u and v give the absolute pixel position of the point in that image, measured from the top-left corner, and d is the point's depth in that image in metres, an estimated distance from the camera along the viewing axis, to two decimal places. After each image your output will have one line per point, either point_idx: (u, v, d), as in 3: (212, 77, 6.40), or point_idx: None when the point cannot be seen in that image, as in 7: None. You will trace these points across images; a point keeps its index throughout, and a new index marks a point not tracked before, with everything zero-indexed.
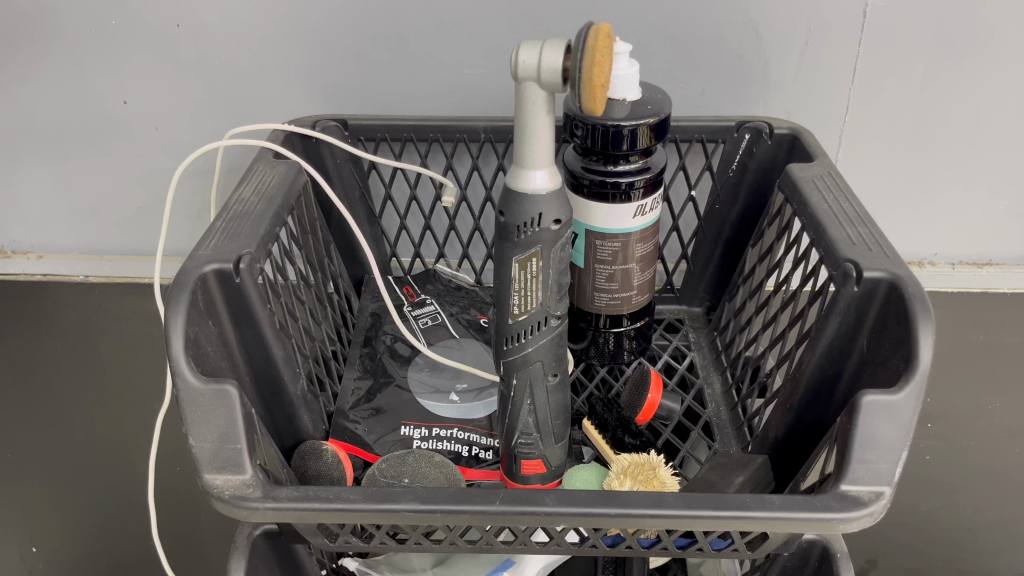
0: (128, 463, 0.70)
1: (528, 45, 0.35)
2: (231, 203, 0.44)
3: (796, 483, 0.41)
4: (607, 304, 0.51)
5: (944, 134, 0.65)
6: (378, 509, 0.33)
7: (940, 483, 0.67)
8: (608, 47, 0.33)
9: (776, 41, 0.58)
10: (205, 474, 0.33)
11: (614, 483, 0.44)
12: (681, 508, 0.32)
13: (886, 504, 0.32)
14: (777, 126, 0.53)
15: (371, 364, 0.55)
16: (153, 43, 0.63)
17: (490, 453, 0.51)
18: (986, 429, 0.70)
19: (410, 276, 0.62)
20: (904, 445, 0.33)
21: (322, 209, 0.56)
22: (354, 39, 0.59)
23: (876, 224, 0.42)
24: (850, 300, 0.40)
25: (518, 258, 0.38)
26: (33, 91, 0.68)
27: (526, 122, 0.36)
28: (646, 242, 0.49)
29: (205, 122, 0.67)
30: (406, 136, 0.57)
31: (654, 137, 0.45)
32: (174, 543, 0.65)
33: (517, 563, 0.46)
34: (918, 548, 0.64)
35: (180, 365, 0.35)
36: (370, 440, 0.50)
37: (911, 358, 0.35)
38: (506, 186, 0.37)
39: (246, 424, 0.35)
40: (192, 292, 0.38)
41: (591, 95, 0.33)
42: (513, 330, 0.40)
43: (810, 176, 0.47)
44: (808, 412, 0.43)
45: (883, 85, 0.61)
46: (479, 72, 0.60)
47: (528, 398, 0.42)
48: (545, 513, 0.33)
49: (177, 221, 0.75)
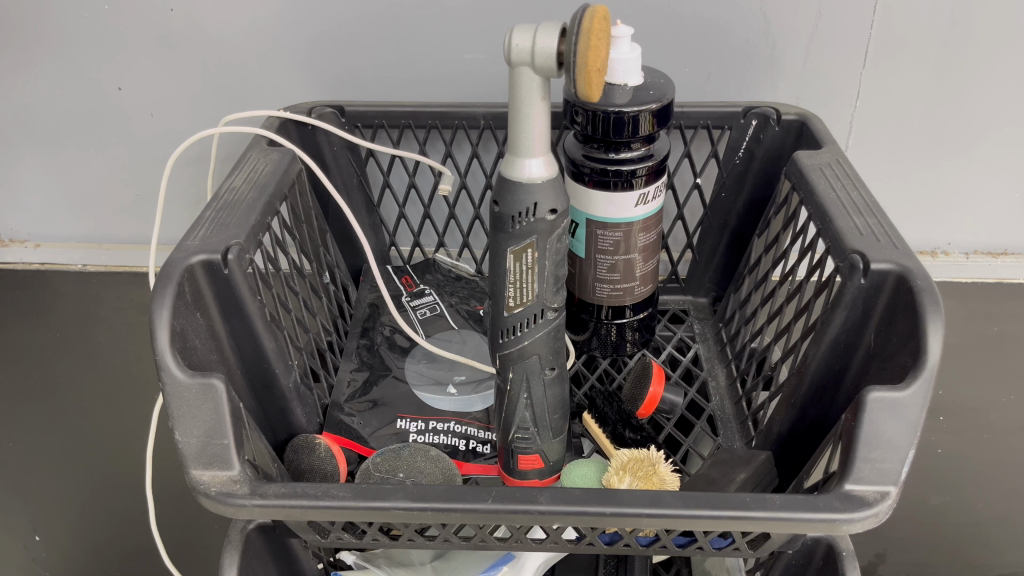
0: (128, 455, 0.69)
1: (521, 28, 0.33)
2: (222, 192, 0.43)
3: (799, 482, 0.40)
4: (609, 296, 0.49)
5: (960, 118, 0.62)
6: (365, 508, 0.32)
7: (952, 478, 0.66)
8: (605, 30, 0.32)
9: (783, 26, 0.56)
10: (192, 469, 0.32)
11: (613, 479, 0.43)
12: (679, 508, 0.31)
13: (892, 505, 0.31)
14: (785, 113, 0.52)
15: (368, 356, 0.55)
16: (146, 29, 0.62)
17: (487, 447, 0.50)
18: (998, 423, 0.69)
19: (409, 266, 0.61)
20: (912, 443, 0.32)
21: (320, 198, 0.55)
22: (349, 22, 0.58)
23: (886, 215, 0.40)
24: (857, 293, 0.38)
25: (513, 249, 0.36)
26: (25, 77, 0.67)
27: (520, 108, 0.34)
28: (649, 231, 0.47)
29: (201, 109, 0.66)
30: (404, 123, 0.56)
31: (656, 123, 0.43)
32: (175, 538, 0.64)
33: (517, 559, 0.45)
34: (929, 543, 0.62)
35: (166, 359, 0.34)
36: (365, 434, 0.50)
37: (919, 354, 0.34)
38: (499, 175, 0.36)
39: (233, 419, 0.34)
40: (178, 283, 0.37)
41: (586, 81, 0.32)
42: (508, 323, 0.39)
43: (817, 163, 0.45)
44: (811, 409, 0.42)
45: (896, 71, 0.59)
46: (480, 58, 0.59)
47: (524, 392, 0.41)
48: (538, 512, 0.32)
49: (173, 210, 0.74)
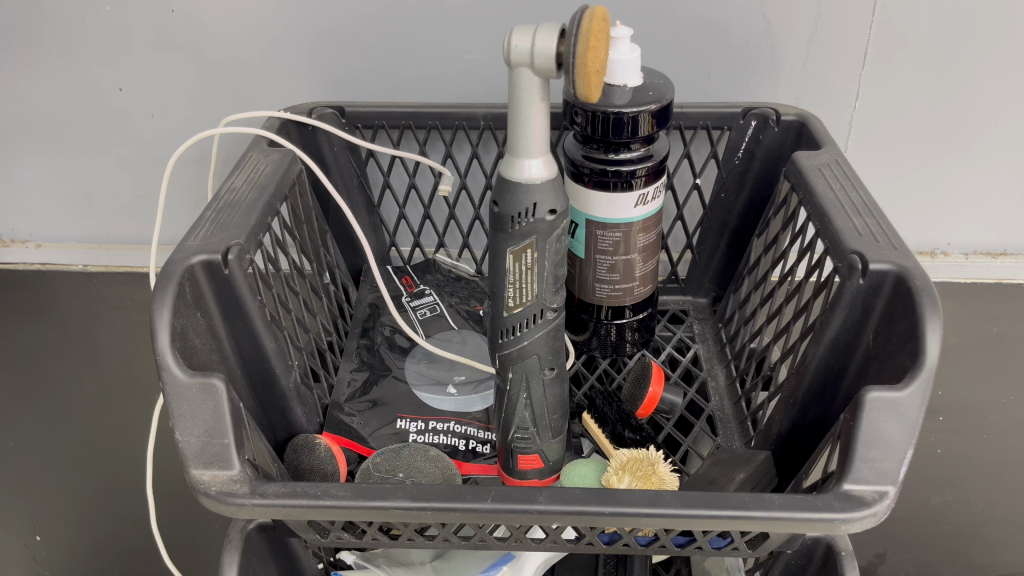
0: (129, 455, 0.69)
1: (520, 29, 0.33)
2: (222, 193, 0.43)
3: (798, 482, 0.40)
4: (608, 296, 0.49)
5: (960, 118, 0.63)
6: (365, 507, 0.32)
7: (951, 478, 0.66)
8: (605, 30, 0.32)
9: (783, 27, 0.56)
10: (192, 469, 0.33)
11: (612, 480, 0.43)
12: (678, 507, 0.31)
13: (891, 504, 0.31)
14: (784, 113, 0.52)
15: (368, 356, 0.55)
16: (147, 30, 0.62)
17: (486, 447, 0.50)
18: (998, 423, 0.69)
19: (409, 266, 0.61)
20: (911, 443, 0.32)
21: (320, 199, 0.55)
22: (350, 23, 0.58)
23: (885, 215, 0.40)
24: (856, 293, 0.38)
25: (513, 250, 0.37)
26: (26, 78, 0.68)
27: (519, 108, 0.34)
28: (649, 231, 0.47)
29: (202, 109, 0.66)
30: (404, 124, 0.56)
31: (655, 124, 0.43)
32: (176, 538, 0.64)
33: (517, 558, 0.45)
34: (929, 543, 0.62)
35: (166, 358, 0.34)
36: (365, 434, 0.50)
37: (917, 354, 0.34)
38: (499, 175, 0.36)
39: (234, 419, 0.34)
40: (179, 283, 0.37)
41: (585, 82, 0.32)
42: (508, 323, 0.39)
43: (816, 163, 0.45)
44: (810, 409, 0.42)
45: (895, 71, 0.59)
46: (480, 58, 0.59)
47: (524, 392, 0.41)
48: (537, 511, 0.32)
49: (174, 210, 0.75)
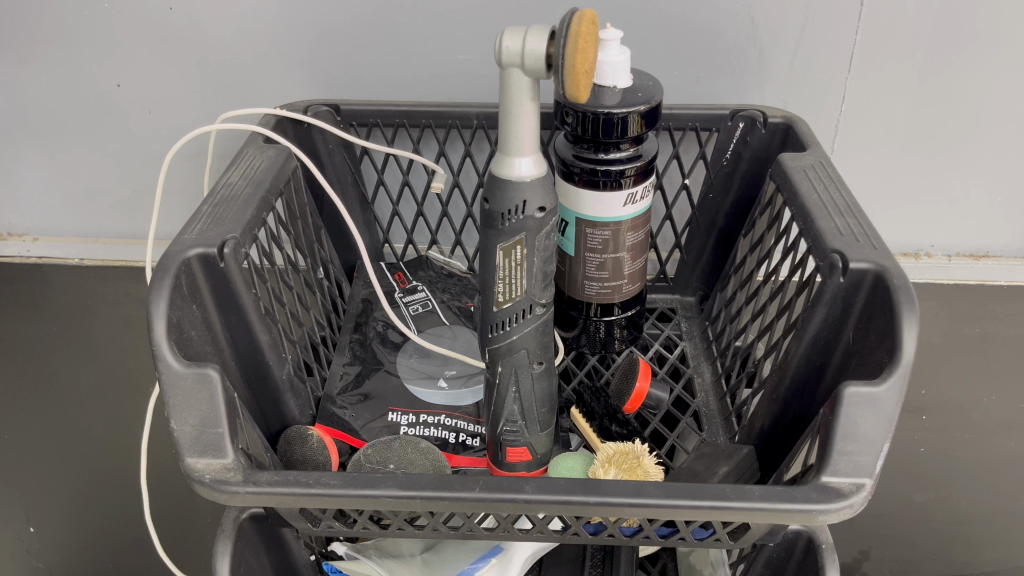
0: (124, 448, 0.70)
1: (512, 29, 0.34)
2: (219, 187, 0.44)
3: (780, 474, 0.40)
4: (598, 293, 0.50)
5: (942, 122, 0.64)
6: (356, 495, 0.32)
7: (932, 476, 0.67)
8: (593, 32, 0.33)
9: (771, 31, 0.57)
10: (186, 457, 0.33)
11: (598, 471, 0.44)
12: (660, 497, 0.32)
13: (867, 496, 0.32)
14: (771, 115, 0.53)
15: (361, 350, 0.56)
16: (145, 27, 0.63)
17: (476, 440, 0.51)
18: (980, 422, 0.70)
19: (402, 262, 0.62)
20: (886, 437, 0.33)
21: (315, 195, 0.56)
22: (345, 22, 0.59)
23: (865, 216, 0.41)
24: (836, 291, 0.39)
25: (503, 246, 0.37)
26: (25, 73, 0.68)
27: (508, 107, 0.35)
28: (637, 230, 0.48)
29: (197, 106, 0.67)
30: (398, 121, 0.57)
31: (644, 124, 0.44)
32: (169, 531, 0.65)
33: (506, 550, 0.47)
34: (922, 544, 0.64)
35: (163, 349, 0.35)
36: (357, 426, 0.51)
37: (894, 351, 0.35)
38: (490, 173, 0.37)
39: (228, 408, 0.34)
40: (176, 275, 0.38)
41: (574, 83, 0.33)
42: (498, 318, 0.40)
43: (802, 165, 0.46)
44: (793, 404, 0.43)
45: (880, 77, 0.61)
46: (473, 58, 0.60)
47: (513, 385, 0.42)
48: (524, 501, 0.33)
49: (169, 205, 0.75)
